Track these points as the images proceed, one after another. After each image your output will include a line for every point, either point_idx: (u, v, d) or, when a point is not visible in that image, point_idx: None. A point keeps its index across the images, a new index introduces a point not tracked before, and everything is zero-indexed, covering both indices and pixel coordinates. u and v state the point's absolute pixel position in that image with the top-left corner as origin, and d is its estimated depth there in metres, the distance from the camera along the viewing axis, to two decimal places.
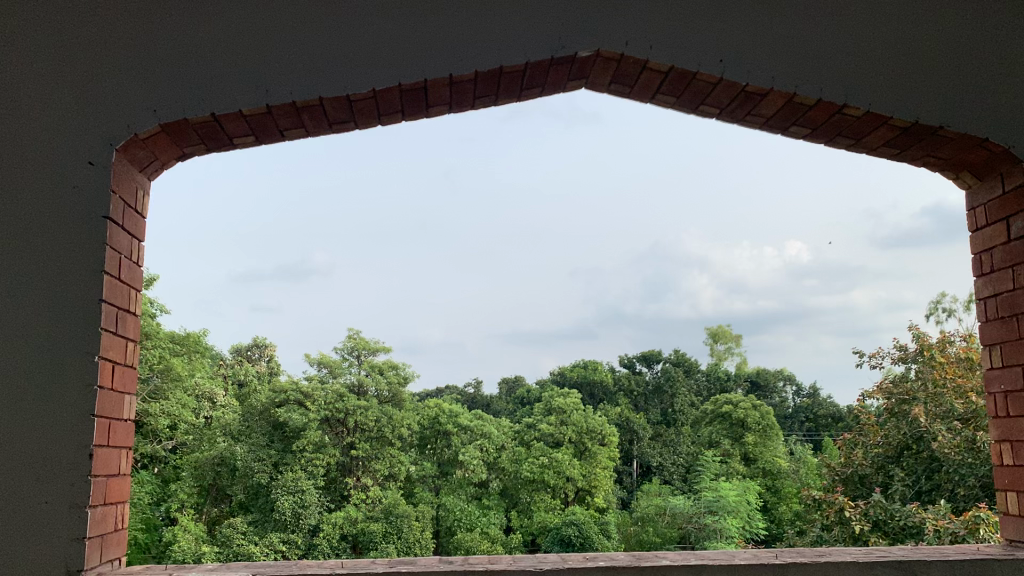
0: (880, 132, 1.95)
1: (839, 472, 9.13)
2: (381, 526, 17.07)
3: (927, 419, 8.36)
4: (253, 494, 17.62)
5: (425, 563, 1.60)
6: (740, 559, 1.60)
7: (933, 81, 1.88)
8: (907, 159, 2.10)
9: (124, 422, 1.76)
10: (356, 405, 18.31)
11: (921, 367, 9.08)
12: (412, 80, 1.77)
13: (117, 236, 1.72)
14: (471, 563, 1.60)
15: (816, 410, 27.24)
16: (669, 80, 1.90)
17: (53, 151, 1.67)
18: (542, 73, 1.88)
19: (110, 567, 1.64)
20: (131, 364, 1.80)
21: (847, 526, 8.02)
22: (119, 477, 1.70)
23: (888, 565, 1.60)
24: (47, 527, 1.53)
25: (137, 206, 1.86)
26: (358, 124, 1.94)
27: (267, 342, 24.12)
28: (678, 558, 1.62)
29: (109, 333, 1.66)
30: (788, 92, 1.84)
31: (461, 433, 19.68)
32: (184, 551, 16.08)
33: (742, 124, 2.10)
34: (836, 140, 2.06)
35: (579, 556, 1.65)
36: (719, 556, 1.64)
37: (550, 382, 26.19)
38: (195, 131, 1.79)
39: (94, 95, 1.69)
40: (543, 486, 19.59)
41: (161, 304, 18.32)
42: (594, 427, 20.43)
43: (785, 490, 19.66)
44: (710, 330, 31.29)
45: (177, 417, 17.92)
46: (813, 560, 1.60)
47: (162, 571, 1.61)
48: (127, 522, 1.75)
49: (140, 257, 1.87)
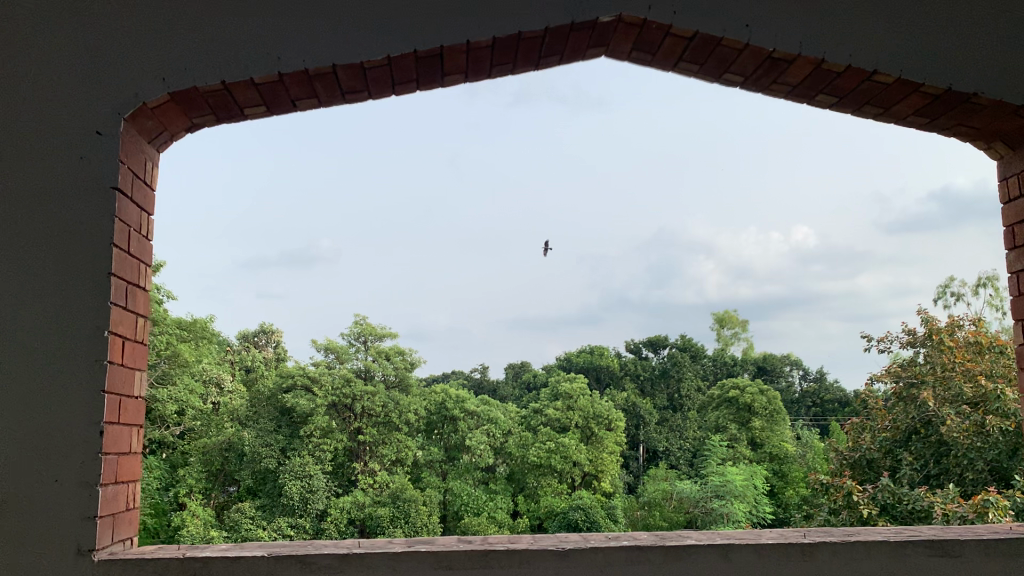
0: (910, 101, 1.88)
1: (847, 457, 9.09)
2: (389, 511, 17.13)
3: (936, 403, 8.33)
4: (261, 479, 17.66)
5: (445, 543, 1.58)
6: (765, 540, 1.57)
7: (968, 45, 1.79)
8: (938, 129, 2.02)
9: (135, 399, 1.73)
10: (363, 390, 18.44)
11: (930, 351, 9.05)
12: (427, 47, 1.72)
13: (126, 207, 1.68)
14: (489, 544, 1.57)
15: (822, 395, 27.24)
16: (693, 46, 1.85)
17: (59, 120, 1.64)
18: (561, 40, 1.83)
19: (122, 547, 1.61)
20: (142, 341, 1.77)
21: (855, 510, 8.00)
22: (129, 455, 1.68)
23: (922, 546, 1.57)
24: (59, 504, 1.51)
25: (146, 177, 1.83)
26: (371, 94, 1.90)
27: (272, 328, 24.32)
28: (702, 538, 1.59)
29: (119, 307, 1.63)
30: (817, 58, 1.78)
31: (467, 418, 19.70)
32: (193, 535, 16.12)
33: (767, 93, 2.04)
34: (865, 109, 1.99)
35: (602, 536, 1.62)
36: (743, 535, 1.62)
37: (556, 367, 26.30)
38: (205, 100, 1.74)
39: (100, 61, 1.66)
40: (550, 470, 19.59)
41: (169, 291, 18.37)
42: (600, 412, 20.44)
43: (791, 474, 19.70)
44: (716, 315, 31.33)
45: (184, 402, 18.16)
46: (842, 541, 1.57)
47: (175, 550, 1.59)
48: (140, 499, 1.73)
49: (150, 230, 1.84)
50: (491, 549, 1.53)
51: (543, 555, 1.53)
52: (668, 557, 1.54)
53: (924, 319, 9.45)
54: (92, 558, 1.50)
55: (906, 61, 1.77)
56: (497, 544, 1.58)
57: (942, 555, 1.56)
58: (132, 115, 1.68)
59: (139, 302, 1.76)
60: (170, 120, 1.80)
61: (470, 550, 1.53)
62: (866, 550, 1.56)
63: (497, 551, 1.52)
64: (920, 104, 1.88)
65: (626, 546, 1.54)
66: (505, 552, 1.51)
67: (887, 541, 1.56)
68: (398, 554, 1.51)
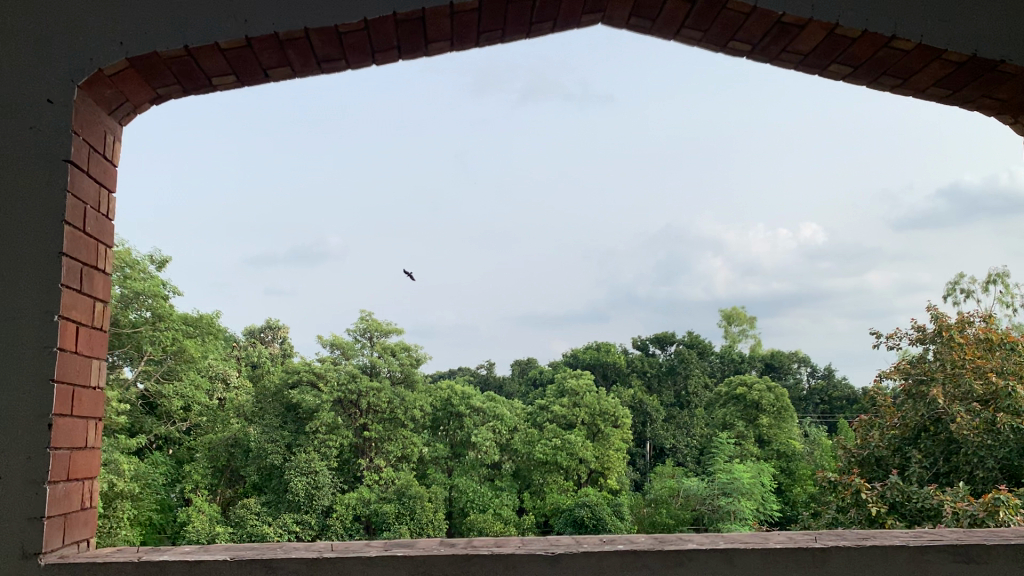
0: (932, 69, 1.78)
1: (855, 455, 8.99)
2: (394, 508, 17.00)
3: (946, 401, 8.21)
4: (266, 475, 17.65)
5: (424, 546, 1.51)
6: (772, 542, 1.49)
7: (994, 7, 1.69)
8: (959, 100, 1.92)
9: (92, 389, 1.66)
10: (369, 386, 18.37)
11: (940, 347, 8.93)
12: (406, 10, 1.64)
13: (82, 183, 1.62)
14: (474, 548, 1.49)
15: (830, 392, 27.14)
16: (696, 11, 1.77)
17: (10, 90, 1.58)
18: (552, 3, 1.75)
19: (75, 549, 1.54)
20: (101, 327, 1.70)
21: (863, 508, 7.89)
22: (86, 449, 1.61)
23: (943, 550, 1.47)
24: (5, 504, 1.44)
25: (106, 152, 1.76)
26: (349, 62, 1.82)
27: (279, 324, 24.30)
28: (706, 542, 1.51)
29: (72, 289, 1.55)
30: (828, 23, 1.68)
31: (473, 414, 19.65)
32: (198, 532, 16.03)
33: (776, 63, 1.95)
34: (881, 80, 1.90)
35: (596, 538, 1.54)
36: (748, 538, 1.53)
37: (562, 363, 26.28)
38: (169, 69, 1.67)
39: (54, 27, 1.59)
40: (556, 467, 19.49)
41: (174, 286, 18.37)
42: (606, 408, 20.36)
43: (799, 471, 19.59)
44: (724, 312, 31.18)
45: (190, 398, 18.27)
46: (857, 544, 1.48)
47: (130, 552, 1.52)
48: (97, 499, 1.66)
49: (110, 209, 1.77)
50: (476, 551, 1.45)
51: (530, 559, 1.45)
52: (666, 564, 1.45)
53: (934, 315, 9.35)
54: (38, 561, 1.42)
55: (925, 24, 1.67)
56: (483, 546, 1.50)
57: (967, 561, 1.47)
58: (87, 84, 1.61)
59: (98, 287, 1.69)
60: (132, 90, 1.73)
61: (452, 555, 1.46)
62: (884, 556, 1.46)
63: (480, 554, 1.45)
64: (941, 71, 1.79)
65: (620, 550, 1.46)
66: (488, 554, 1.44)
67: (905, 547, 1.47)
68: (375, 559, 1.43)
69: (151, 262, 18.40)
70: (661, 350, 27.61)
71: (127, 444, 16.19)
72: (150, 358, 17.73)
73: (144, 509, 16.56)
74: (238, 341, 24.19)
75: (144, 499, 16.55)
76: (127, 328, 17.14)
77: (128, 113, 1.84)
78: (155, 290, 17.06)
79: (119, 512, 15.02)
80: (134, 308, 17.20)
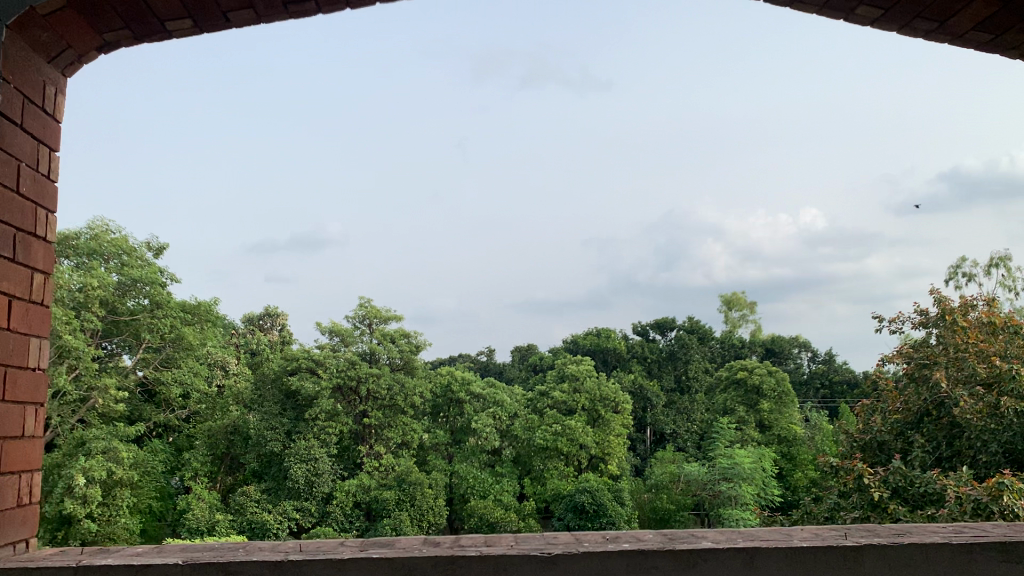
0: (973, 9, 1.73)
1: (857, 440, 8.90)
2: (394, 494, 16.74)
3: (949, 384, 8.09)
4: (266, 462, 17.59)
5: (404, 546, 1.41)
6: (798, 541, 1.39)
7: None
8: (997, 48, 1.86)
9: (32, 371, 1.60)
10: (369, 372, 18.22)
11: (944, 331, 8.82)
12: None
13: (14, 138, 1.55)
14: (458, 548, 1.40)
15: (831, 375, 27.16)
16: None
17: None
18: None
19: (11, 550, 1.49)
20: (42, 303, 1.64)
21: (866, 493, 7.80)
22: (21, 440, 1.55)
23: (991, 547, 1.38)
24: None
25: (47, 106, 1.69)
26: (318, 4, 1.82)
27: (278, 311, 24.23)
28: (722, 540, 1.41)
29: (4, 259, 1.49)
30: None
31: (473, 401, 19.57)
32: (198, 520, 15.83)
33: (802, 9, 1.90)
34: (916, 24, 1.84)
35: (599, 536, 1.46)
36: (769, 537, 1.43)
37: (562, 349, 26.44)
38: (120, 6, 1.65)
39: None
40: (556, 453, 19.42)
41: (172, 273, 18.31)
42: (607, 394, 20.25)
43: (800, 457, 19.54)
44: (725, 297, 31.17)
45: (189, 385, 18.09)
46: (892, 542, 1.38)
47: (69, 554, 1.46)
48: (37, 495, 1.61)
49: (53, 168, 1.71)
50: (460, 552, 1.36)
51: (526, 560, 1.35)
52: (677, 564, 1.35)
53: (937, 299, 9.26)
54: None
55: None
56: (472, 548, 1.40)
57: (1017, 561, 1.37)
58: (21, 24, 1.55)
59: (41, 253, 1.64)
60: (75, 34, 1.68)
61: (435, 554, 1.36)
62: (926, 555, 1.37)
63: (466, 554, 1.36)
64: (984, 10, 1.73)
65: (625, 550, 1.36)
66: (475, 555, 1.35)
67: (949, 544, 1.37)
68: (350, 559, 1.34)
69: (149, 250, 18.33)
70: (661, 335, 27.63)
71: (126, 431, 16.09)
72: (149, 346, 17.73)
73: (144, 496, 16.47)
74: (238, 328, 24.16)
75: (143, 487, 16.43)
76: (125, 315, 17.12)
77: (75, 63, 1.77)
78: (152, 278, 17.09)
79: (119, 500, 14.98)
80: (132, 296, 17.31)
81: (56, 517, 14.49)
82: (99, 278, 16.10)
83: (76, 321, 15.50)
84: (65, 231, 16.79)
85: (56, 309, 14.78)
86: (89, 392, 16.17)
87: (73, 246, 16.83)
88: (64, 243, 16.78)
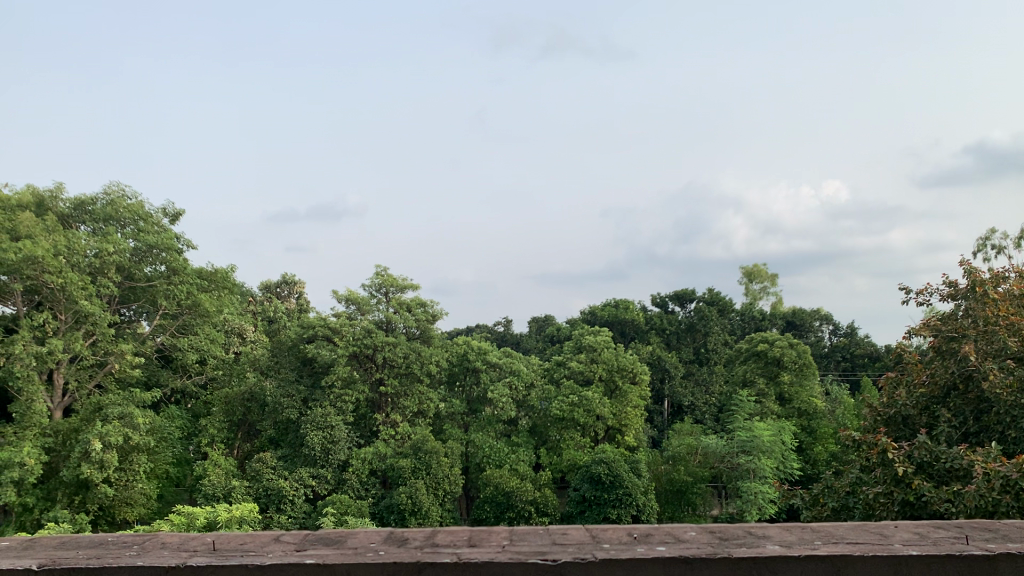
0: None
1: (881, 413, 8.60)
2: (410, 463, 16.59)
3: (978, 357, 7.76)
4: (283, 429, 17.58)
5: (355, 547, 1.63)
6: (905, 550, 1.62)
7: None
8: None
9: None
10: (385, 341, 17.98)
11: (972, 304, 8.55)
12: None
13: None
14: (432, 551, 1.58)
15: (852, 349, 26.88)
16: None
17: None
18: None
19: None
20: None
21: (890, 468, 7.50)
22: None
23: None
24: None
25: None
26: None
27: (295, 279, 24.14)
28: (809, 547, 1.63)
29: None
30: None
31: (489, 370, 19.39)
32: (214, 486, 15.59)
33: None
34: None
35: (623, 537, 1.66)
36: (867, 544, 1.66)
37: (580, 321, 26.31)
38: None
39: None
40: (573, 423, 19.17)
41: (188, 239, 18.20)
42: (625, 365, 19.98)
43: (821, 430, 19.19)
44: (745, 269, 30.80)
45: (206, 351, 18.20)
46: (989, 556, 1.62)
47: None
48: None
49: None
50: (429, 558, 1.52)
51: (518, 566, 1.52)
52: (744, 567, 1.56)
53: (967, 270, 8.91)
54: None
55: None
56: (444, 553, 1.58)
57: None
58: None
59: None
60: None
61: (401, 556, 1.53)
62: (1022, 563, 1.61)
63: (437, 560, 1.52)
64: None
65: (665, 557, 1.55)
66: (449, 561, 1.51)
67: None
68: (281, 564, 1.51)
69: (165, 216, 18.21)
70: (679, 307, 27.36)
71: (143, 397, 16.05)
72: (165, 313, 17.76)
73: (161, 462, 16.47)
74: (255, 295, 24.17)
75: (160, 453, 16.39)
76: (142, 282, 17.05)
77: None
78: (168, 244, 16.86)
79: (135, 466, 14.99)
80: (149, 262, 17.14)
81: (74, 482, 14.50)
82: (115, 244, 15.96)
83: (91, 287, 15.39)
84: (81, 196, 16.81)
85: (72, 274, 14.71)
86: (105, 357, 16.13)
87: (90, 212, 16.80)
88: (81, 209, 16.80)
